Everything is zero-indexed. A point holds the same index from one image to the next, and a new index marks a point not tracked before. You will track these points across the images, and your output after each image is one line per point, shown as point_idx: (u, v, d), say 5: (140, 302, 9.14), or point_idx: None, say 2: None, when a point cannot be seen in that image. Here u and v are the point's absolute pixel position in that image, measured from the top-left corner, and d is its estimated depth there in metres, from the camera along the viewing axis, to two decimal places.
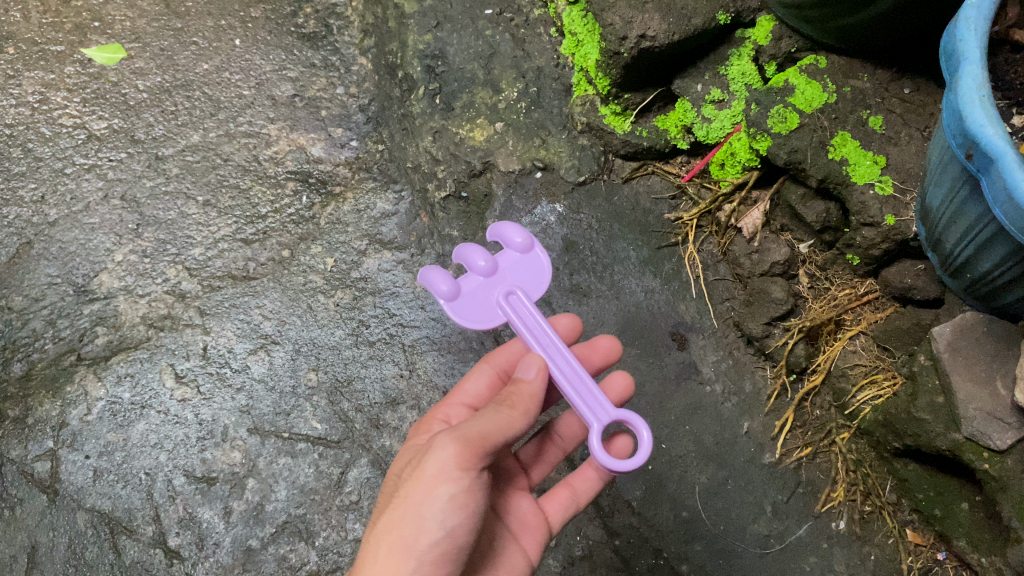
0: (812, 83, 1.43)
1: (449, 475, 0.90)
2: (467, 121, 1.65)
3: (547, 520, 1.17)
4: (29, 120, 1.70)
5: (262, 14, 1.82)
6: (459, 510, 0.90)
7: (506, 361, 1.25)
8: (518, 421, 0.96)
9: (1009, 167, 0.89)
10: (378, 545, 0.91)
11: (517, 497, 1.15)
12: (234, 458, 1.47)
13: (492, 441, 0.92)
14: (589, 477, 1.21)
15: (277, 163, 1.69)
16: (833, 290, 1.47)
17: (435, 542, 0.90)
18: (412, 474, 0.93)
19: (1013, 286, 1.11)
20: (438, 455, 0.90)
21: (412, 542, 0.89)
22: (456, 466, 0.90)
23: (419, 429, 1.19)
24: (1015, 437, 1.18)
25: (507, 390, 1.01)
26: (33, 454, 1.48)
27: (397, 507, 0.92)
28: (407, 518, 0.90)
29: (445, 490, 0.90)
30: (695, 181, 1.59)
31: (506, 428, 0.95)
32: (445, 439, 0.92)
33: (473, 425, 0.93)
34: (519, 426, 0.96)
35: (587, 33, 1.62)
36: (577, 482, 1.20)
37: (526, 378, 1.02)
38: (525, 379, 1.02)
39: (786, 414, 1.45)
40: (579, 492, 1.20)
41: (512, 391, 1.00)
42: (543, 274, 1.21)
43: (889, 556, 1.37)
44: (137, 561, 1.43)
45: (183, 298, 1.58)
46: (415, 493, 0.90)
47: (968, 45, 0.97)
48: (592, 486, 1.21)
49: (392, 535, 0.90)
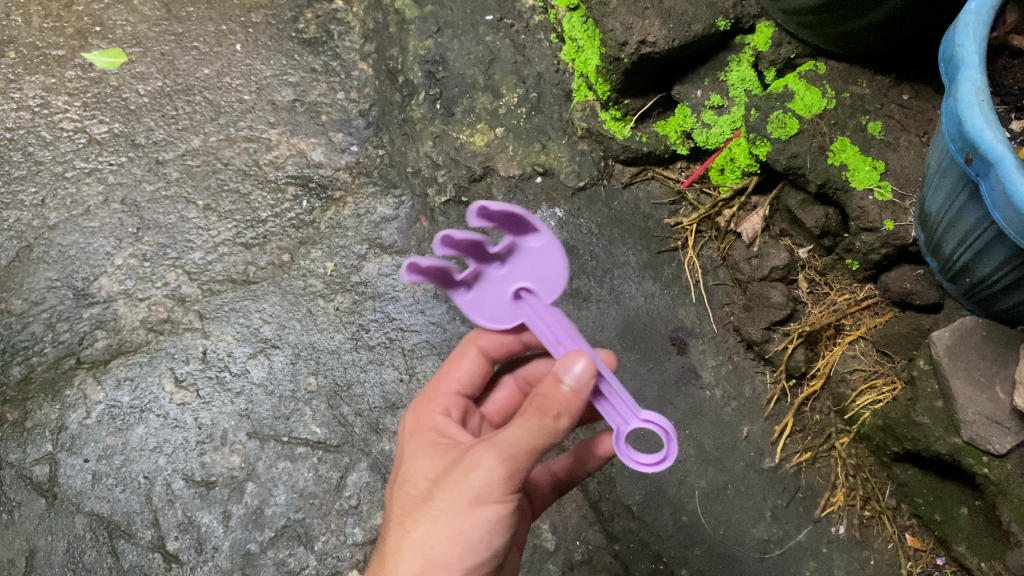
0: (811, 89, 1.43)
1: (497, 497, 0.88)
2: (467, 126, 1.66)
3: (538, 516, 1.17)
4: (29, 124, 1.71)
5: (262, 19, 1.83)
6: (501, 526, 0.90)
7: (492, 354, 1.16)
8: (562, 431, 0.88)
9: (1008, 171, 0.89)
10: (413, 558, 0.89)
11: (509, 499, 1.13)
12: (233, 462, 1.47)
13: (538, 458, 0.88)
14: (570, 469, 1.14)
15: (277, 167, 1.69)
16: (832, 295, 1.47)
17: (475, 557, 0.90)
18: (453, 490, 0.89)
19: (1012, 291, 1.12)
20: (485, 473, 0.87)
21: (452, 558, 0.89)
22: (505, 488, 0.88)
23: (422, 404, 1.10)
24: (1014, 441, 1.18)
25: (541, 390, 0.87)
26: (32, 457, 1.48)
27: (435, 520, 0.89)
28: (449, 535, 0.88)
29: (491, 511, 0.88)
30: (696, 186, 1.59)
31: (555, 442, 0.87)
32: (491, 455, 0.87)
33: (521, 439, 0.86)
34: (565, 435, 0.88)
35: (588, 39, 1.63)
36: None
37: (564, 385, 0.86)
38: (566, 384, 0.86)
39: (785, 419, 1.45)
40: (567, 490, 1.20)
41: (551, 395, 0.86)
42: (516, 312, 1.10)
43: (888, 561, 1.37)
44: (135, 565, 1.43)
45: (183, 302, 1.58)
46: (461, 512, 0.88)
47: (967, 50, 0.97)
48: None
49: (433, 553, 0.89)
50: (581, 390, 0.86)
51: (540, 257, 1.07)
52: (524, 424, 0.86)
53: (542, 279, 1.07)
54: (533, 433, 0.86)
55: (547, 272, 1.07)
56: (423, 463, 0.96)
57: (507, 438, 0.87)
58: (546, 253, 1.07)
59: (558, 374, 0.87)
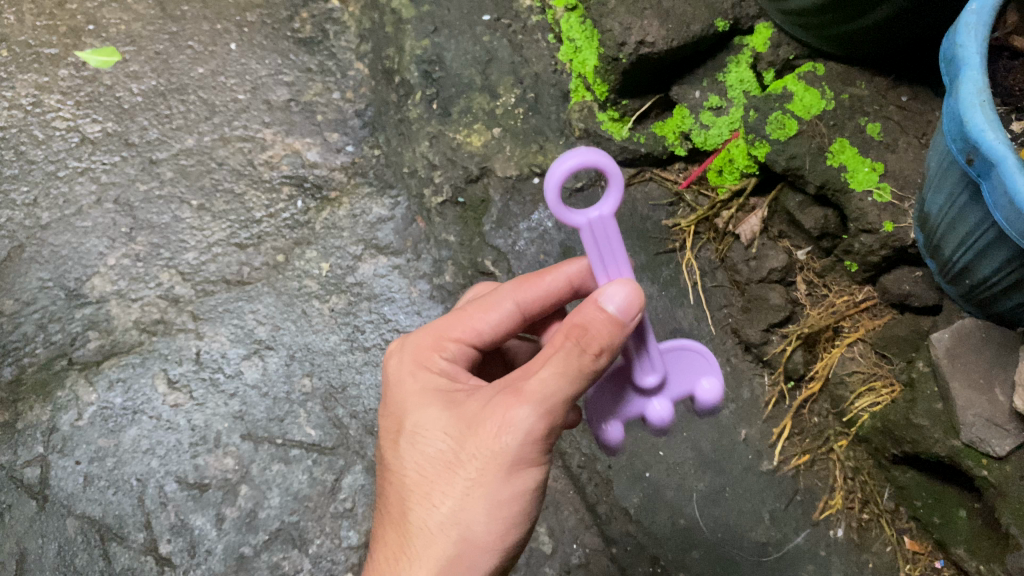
0: (810, 90, 1.43)
1: (533, 460, 0.89)
2: (464, 127, 1.65)
3: None
4: (22, 123, 1.69)
5: (258, 19, 1.79)
6: (539, 489, 0.92)
7: (534, 301, 1.07)
8: (598, 371, 0.88)
9: (1009, 171, 0.89)
10: (450, 528, 0.92)
11: None
12: (227, 464, 1.46)
13: (572, 406, 0.89)
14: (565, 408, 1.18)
15: (272, 167, 1.67)
16: (831, 297, 1.47)
17: (516, 525, 0.92)
18: (486, 456, 0.89)
19: (1012, 293, 1.11)
20: (519, 436, 0.87)
21: (492, 526, 0.91)
22: (540, 448, 0.89)
23: (427, 347, 1.04)
24: (1014, 443, 1.18)
25: (580, 323, 0.87)
26: (24, 459, 1.47)
27: (471, 489, 0.90)
28: (487, 502, 0.90)
29: (527, 474, 0.90)
30: (693, 189, 1.58)
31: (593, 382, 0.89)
32: (528, 416, 0.87)
33: (558, 392, 0.87)
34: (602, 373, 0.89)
35: (586, 39, 1.63)
36: None
37: (604, 311, 0.86)
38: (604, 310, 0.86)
39: (784, 422, 1.44)
40: None
41: (593, 331, 0.86)
42: None
43: (888, 564, 1.37)
44: (127, 567, 1.42)
45: (176, 303, 1.57)
46: (498, 479, 0.89)
47: (967, 50, 0.97)
48: None
49: (470, 524, 0.91)
50: (625, 321, 0.87)
51: None
52: (560, 371, 0.86)
53: None
54: (572, 377, 0.86)
55: None
56: (439, 422, 0.95)
57: (542, 394, 0.86)
58: None
59: (598, 301, 0.87)
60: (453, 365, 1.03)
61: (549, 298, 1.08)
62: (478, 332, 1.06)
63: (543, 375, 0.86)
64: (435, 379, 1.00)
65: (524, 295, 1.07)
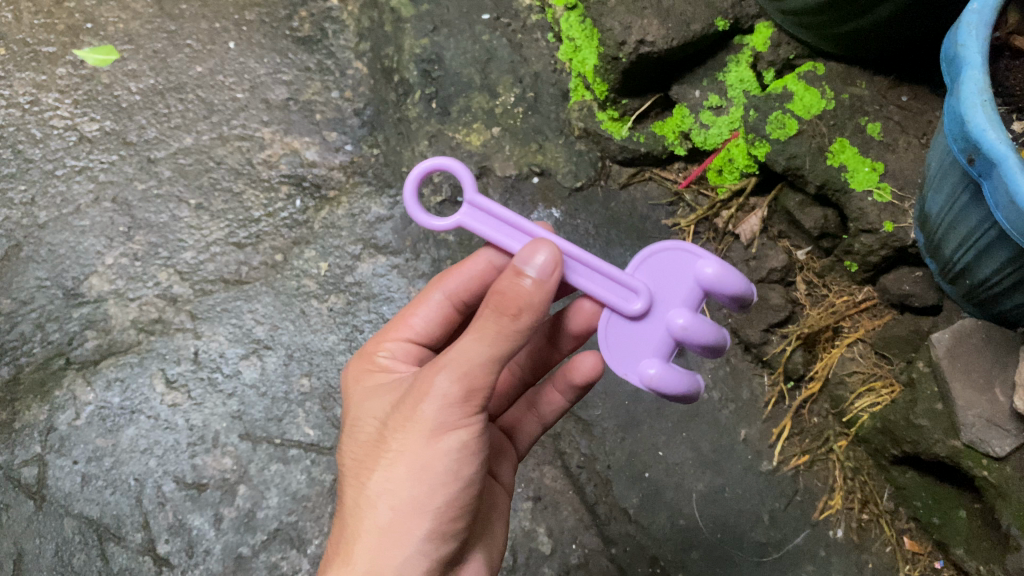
0: (810, 90, 1.42)
1: (457, 423, 0.88)
2: (463, 126, 1.65)
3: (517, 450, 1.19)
4: (19, 122, 1.69)
5: (257, 17, 1.79)
6: (470, 457, 0.90)
7: (462, 290, 1.12)
8: (521, 334, 0.87)
9: (1009, 170, 0.89)
10: (381, 502, 0.90)
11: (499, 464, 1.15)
12: (225, 464, 1.46)
13: (497, 372, 0.89)
14: (554, 400, 1.18)
15: (270, 166, 1.67)
16: (831, 297, 1.46)
17: (450, 494, 0.89)
18: (409, 425, 0.89)
19: (1013, 293, 1.11)
20: (439, 401, 0.87)
21: (422, 495, 0.88)
22: (464, 412, 0.88)
23: (371, 349, 1.10)
24: (1014, 443, 1.17)
25: (497, 290, 0.87)
26: (21, 459, 1.47)
27: (397, 460, 0.89)
28: (414, 472, 0.88)
29: (454, 440, 0.88)
30: (693, 188, 1.58)
31: (520, 345, 0.89)
32: (445, 381, 0.87)
33: (476, 356, 0.87)
34: (525, 336, 0.88)
35: (586, 39, 1.62)
36: (545, 408, 1.19)
37: (526, 277, 0.86)
38: (528, 277, 0.86)
39: (783, 422, 1.44)
40: (546, 416, 1.20)
41: (510, 293, 0.86)
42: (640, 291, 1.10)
43: (887, 564, 1.37)
44: (125, 567, 1.41)
45: (174, 302, 1.56)
46: (422, 447, 0.88)
47: (969, 51, 0.97)
48: (557, 407, 1.19)
49: (399, 495, 0.89)
50: (545, 279, 0.86)
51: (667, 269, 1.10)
52: (477, 335, 0.87)
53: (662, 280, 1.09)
54: (490, 341, 0.86)
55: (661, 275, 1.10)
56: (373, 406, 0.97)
57: (459, 358, 0.87)
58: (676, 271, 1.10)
59: (518, 267, 0.87)
60: (393, 360, 1.07)
61: (477, 281, 1.11)
62: (415, 329, 1.12)
63: (461, 342, 0.87)
64: (376, 374, 1.05)
65: (450, 285, 1.12)
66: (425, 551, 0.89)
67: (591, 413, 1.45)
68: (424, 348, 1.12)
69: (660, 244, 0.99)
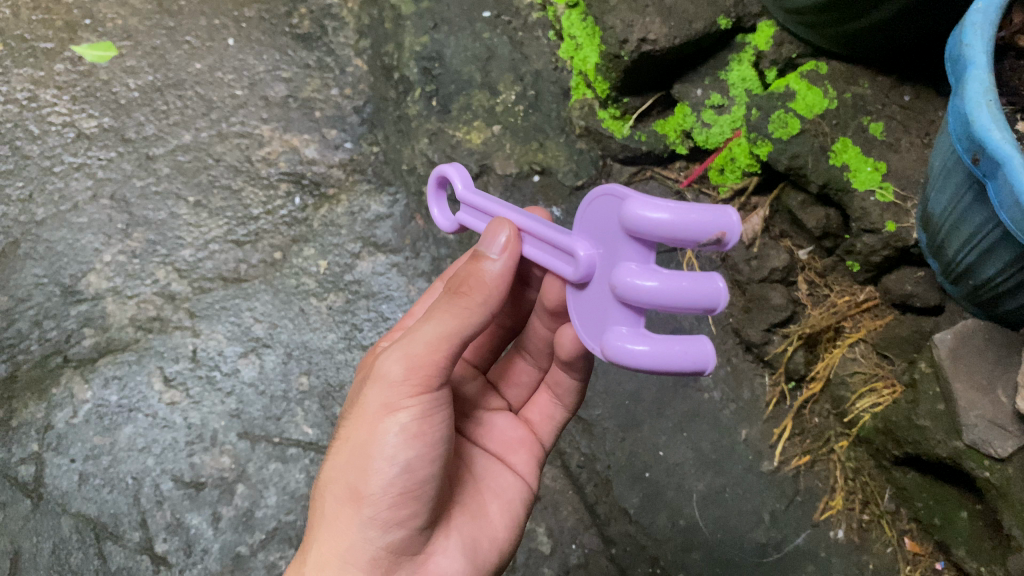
0: (813, 88, 1.42)
1: (398, 406, 0.87)
2: (464, 124, 1.64)
3: (537, 436, 1.18)
4: (17, 118, 1.67)
5: (256, 14, 1.78)
6: (413, 441, 0.87)
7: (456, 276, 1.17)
8: (479, 312, 0.89)
9: (1015, 171, 0.88)
10: (329, 489, 0.91)
11: (514, 453, 1.14)
12: (223, 463, 1.45)
13: (444, 355, 0.88)
14: (562, 381, 1.16)
15: (269, 163, 1.66)
16: (833, 297, 1.46)
17: (389, 482, 0.87)
18: (356, 409, 0.90)
19: (1015, 294, 1.11)
20: (382, 384, 0.88)
21: (362, 481, 0.87)
22: (406, 394, 0.87)
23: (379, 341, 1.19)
24: (1016, 445, 1.16)
25: (459, 275, 0.90)
26: (18, 457, 1.46)
27: (344, 445, 0.90)
28: (355, 457, 0.88)
29: (393, 423, 0.87)
30: (694, 187, 1.58)
31: (478, 326, 0.89)
32: (390, 364, 0.88)
33: (422, 338, 0.87)
34: (484, 315, 0.89)
35: (587, 36, 1.61)
36: (557, 389, 1.18)
37: (488, 260, 0.88)
38: (490, 259, 0.88)
39: (785, 422, 1.44)
40: (562, 398, 1.18)
41: (466, 275, 0.89)
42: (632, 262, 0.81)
43: (887, 565, 1.36)
44: (122, 567, 1.40)
45: (172, 300, 1.55)
46: (364, 431, 0.88)
47: (974, 50, 0.97)
48: (569, 388, 1.16)
49: (341, 482, 0.89)
50: (505, 261, 0.88)
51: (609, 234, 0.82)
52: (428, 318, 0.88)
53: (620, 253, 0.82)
54: (438, 322, 0.87)
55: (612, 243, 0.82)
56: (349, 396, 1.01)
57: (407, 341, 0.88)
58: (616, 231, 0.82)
59: (480, 251, 0.90)
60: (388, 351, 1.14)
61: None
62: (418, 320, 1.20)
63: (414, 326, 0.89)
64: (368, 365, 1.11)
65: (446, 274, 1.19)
66: (369, 537, 0.89)
67: (594, 412, 1.45)
68: None
69: (591, 194, 0.83)
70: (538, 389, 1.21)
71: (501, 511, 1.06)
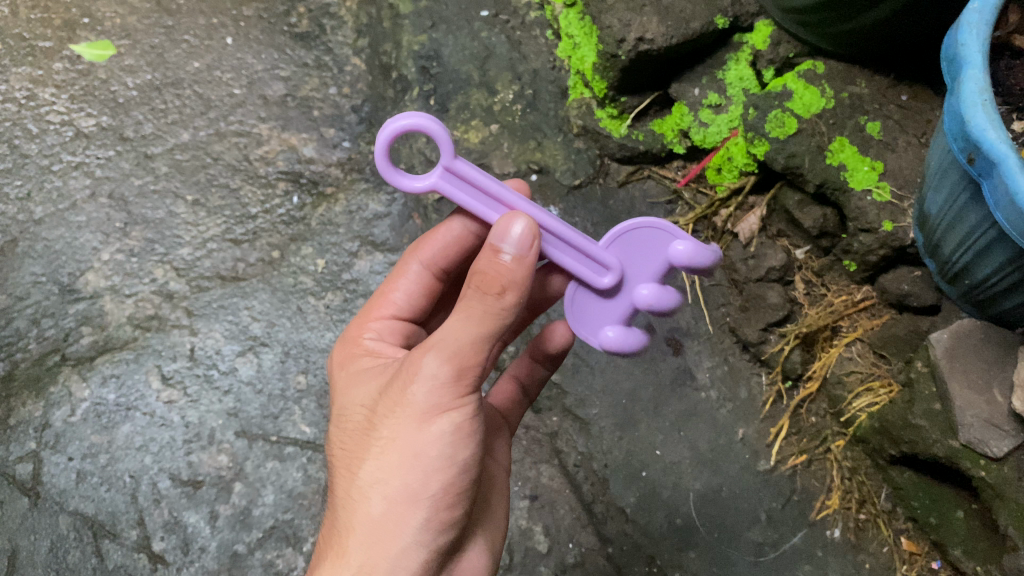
0: (810, 88, 1.42)
1: (449, 406, 0.86)
2: (462, 123, 1.64)
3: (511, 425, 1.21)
4: (16, 117, 1.68)
5: (255, 13, 1.78)
6: (464, 440, 0.88)
7: (437, 258, 1.12)
8: (510, 309, 0.86)
9: (1010, 171, 0.88)
10: (372, 494, 0.89)
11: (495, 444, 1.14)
12: (221, 461, 1.45)
13: (486, 352, 0.87)
14: (537, 374, 1.22)
15: (267, 162, 1.66)
16: (830, 297, 1.46)
17: (444, 481, 0.88)
18: (398, 410, 0.87)
19: (1011, 293, 1.11)
20: (427, 385, 0.86)
21: (414, 483, 0.87)
22: (455, 394, 0.86)
23: (357, 328, 1.11)
24: (1012, 444, 1.17)
25: (479, 268, 0.85)
26: (16, 455, 1.46)
27: (387, 448, 0.88)
28: (405, 459, 0.87)
29: (446, 423, 0.87)
30: (692, 186, 1.58)
31: (509, 323, 0.87)
32: (432, 363, 0.85)
33: (462, 335, 0.85)
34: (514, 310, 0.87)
35: (586, 36, 1.61)
36: (529, 380, 1.23)
37: (504, 254, 0.85)
38: (506, 252, 0.85)
39: (780, 422, 1.44)
40: (532, 390, 1.23)
41: (490, 272, 0.84)
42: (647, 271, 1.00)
43: (884, 564, 1.36)
44: (120, 565, 1.41)
45: (170, 298, 1.55)
46: (413, 434, 0.87)
47: (969, 50, 0.96)
48: (541, 379, 1.23)
49: (391, 485, 0.88)
50: (523, 254, 0.85)
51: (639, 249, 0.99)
52: (464, 316, 0.85)
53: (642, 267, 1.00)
54: (475, 320, 0.85)
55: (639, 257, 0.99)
56: (362, 392, 0.96)
57: (445, 340, 0.85)
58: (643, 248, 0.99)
59: (495, 244, 0.85)
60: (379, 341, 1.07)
61: (453, 249, 1.11)
62: (398, 306, 1.13)
63: (449, 323, 0.85)
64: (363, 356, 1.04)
65: (428, 256, 1.12)
66: (422, 540, 0.88)
67: (591, 411, 1.45)
68: (406, 326, 1.13)
69: (637, 219, 0.98)
70: (510, 384, 1.22)
71: (508, 500, 1.09)
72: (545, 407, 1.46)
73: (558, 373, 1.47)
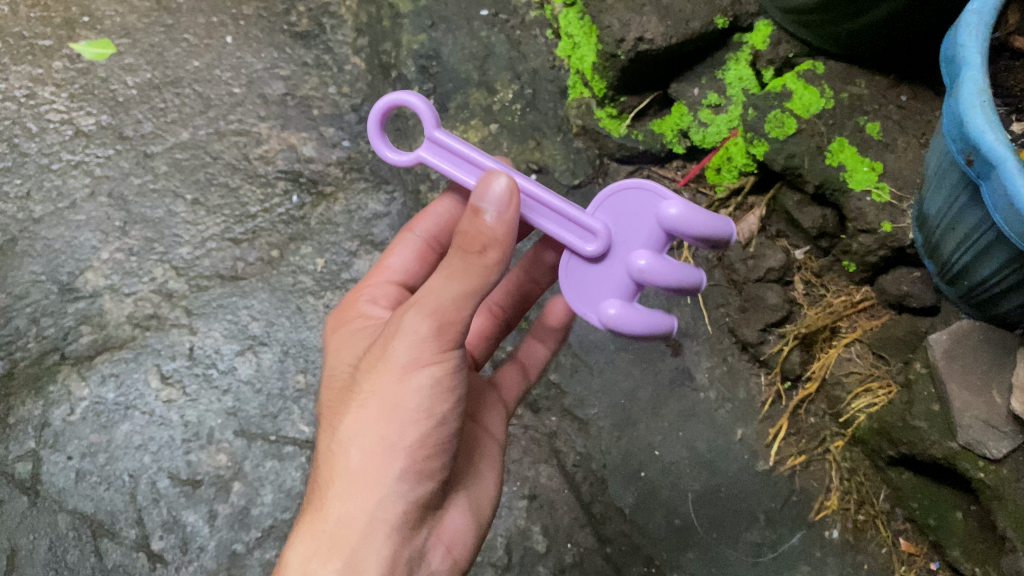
0: (810, 88, 1.42)
1: (430, 360, 0.86)
2: (461, 122, 1.64)
3: (506, 398, 1.17)
4: (16, 116, 1.67)
5: (254, 12, 1.78)
6: (444, 394, 0.88)
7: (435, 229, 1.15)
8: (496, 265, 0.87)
9: (1009, 173, 0.88)
10: (349, 448, 0.89)
11: (490, 414, 1.12)
12: (220, 460, 1.45)
13: (469, 310, 0.87)
14: (535, 352, 1.23)
15: (267, 162, 1.66)
16: (829, 297, 1.46)
17: (422, 435, 0.87)
18: (378, 365, 0.88)
19: (1011, 295, 1.11)
20: (408, 338, 0.86)
21: (392, 437, 0.87)
22: (436, 347, 0.86)
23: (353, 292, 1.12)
24: (1010, 446, 1.17)
25: (462, 227, 0.87)
26: (15, 454, 1.46)
27: (368, 400, 0.88)
28: (384, 412, 0.87)
29: (427, 377, 0.86)
30: (691, 186, 1.58)
31: (492, 285, 0.88)
32: (415, 318, 0.86)
33: (445, 288, 0.85)
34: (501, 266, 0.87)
35: (585, 35, 1.61)
36: (526, 359, 1.22)
37: (485, 214, 0.85)
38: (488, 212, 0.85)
39: (780, 422, 1.44)
40: (530, 369, 1.22)
41: (472, 232, 0.86)
42: (642, 234, 0.94)
43: (883, 565, 1.36)
44: (119, 564, 1.41)
45: (169, 298, 1.55)
46: (392, 386, 0.87)
47: (968, 51, 0.96)
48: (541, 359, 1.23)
49: (370, 438, 0.88)
50: (503, 213, 0.86)
51: (629, 210, 0.94)
52: (448, 272, 0.86)
53: (634, 231, 0.94)
54: (459, 275, 0.86)
55: (630, 219, 0.94)
56: (350, 353, 0.96)
57: (429, 294, 0.86)
58: (637, 208, 0.94)
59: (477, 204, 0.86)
60: (371, 304, 1.08)
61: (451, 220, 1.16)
62: (392, 271, 1.15)
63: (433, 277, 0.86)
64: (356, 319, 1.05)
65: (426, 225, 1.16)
66: (399, 493, 0.88)
67: (590, 411, 1.45)
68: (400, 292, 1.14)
69: (624, 183, 0.94)
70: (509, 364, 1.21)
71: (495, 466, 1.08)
72: (543, 407, 1.45)
73: (557, 373, 1.47)
